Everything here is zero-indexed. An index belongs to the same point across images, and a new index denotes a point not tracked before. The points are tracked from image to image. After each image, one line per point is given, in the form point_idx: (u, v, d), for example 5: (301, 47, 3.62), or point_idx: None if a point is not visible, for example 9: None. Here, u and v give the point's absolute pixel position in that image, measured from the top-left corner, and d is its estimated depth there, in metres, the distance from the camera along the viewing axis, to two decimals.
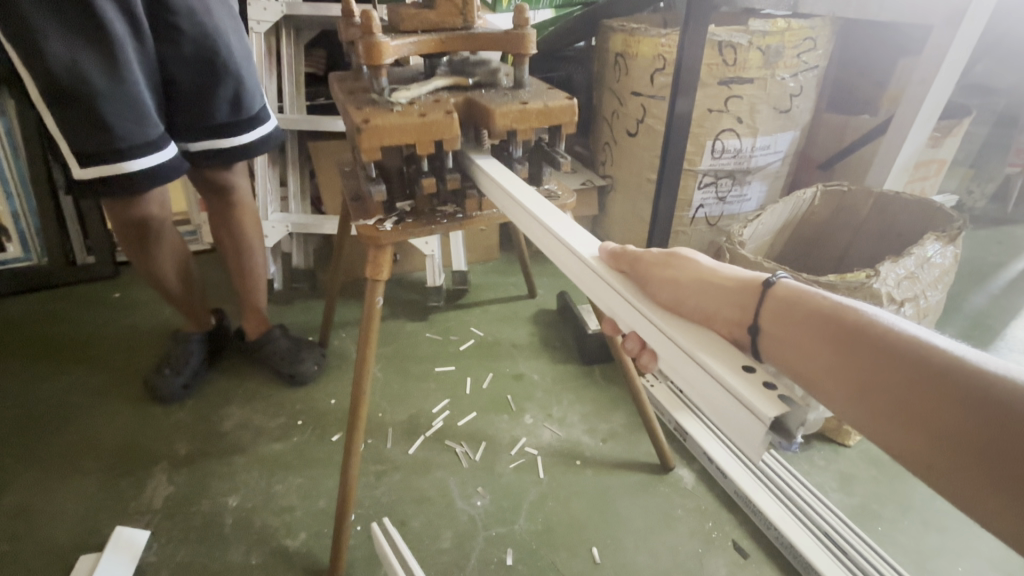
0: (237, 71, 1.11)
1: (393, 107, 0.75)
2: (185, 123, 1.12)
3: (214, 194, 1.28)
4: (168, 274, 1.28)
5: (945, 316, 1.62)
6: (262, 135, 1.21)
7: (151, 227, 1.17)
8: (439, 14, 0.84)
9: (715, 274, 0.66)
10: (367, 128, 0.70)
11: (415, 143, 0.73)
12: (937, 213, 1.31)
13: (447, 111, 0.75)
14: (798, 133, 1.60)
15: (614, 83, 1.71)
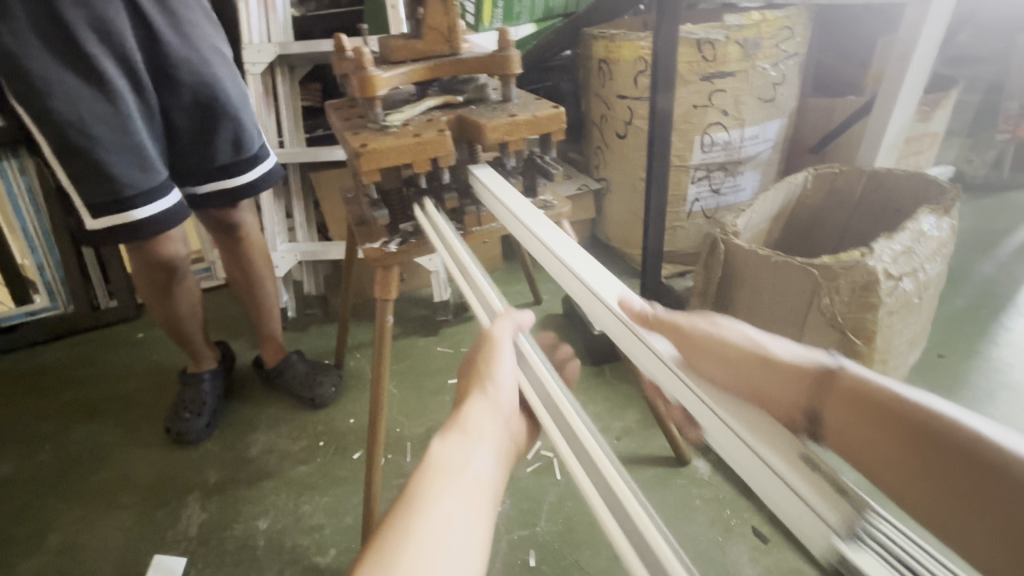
0: (235, 114, 1.18)
1: (389, 130, 0.77)
2: (188, 167, 1.20)
3: (224, 233, 1.34)
4: (188, 310, 1.33)
5: (953, 287, 1.61)
6: (263, 172, 1.27)
7: (178, 265, 1.24)
8: (427, 43, 0.86)
9: (723, 336, 0.65)
10: (366, 152, 0.72)
11: (413, 162, 0.75)
12: (930, 187, 1.32)
13: (440, 129, 0.76)
14: (785, 120, 1.62)
15: (600, 88, 1.75)
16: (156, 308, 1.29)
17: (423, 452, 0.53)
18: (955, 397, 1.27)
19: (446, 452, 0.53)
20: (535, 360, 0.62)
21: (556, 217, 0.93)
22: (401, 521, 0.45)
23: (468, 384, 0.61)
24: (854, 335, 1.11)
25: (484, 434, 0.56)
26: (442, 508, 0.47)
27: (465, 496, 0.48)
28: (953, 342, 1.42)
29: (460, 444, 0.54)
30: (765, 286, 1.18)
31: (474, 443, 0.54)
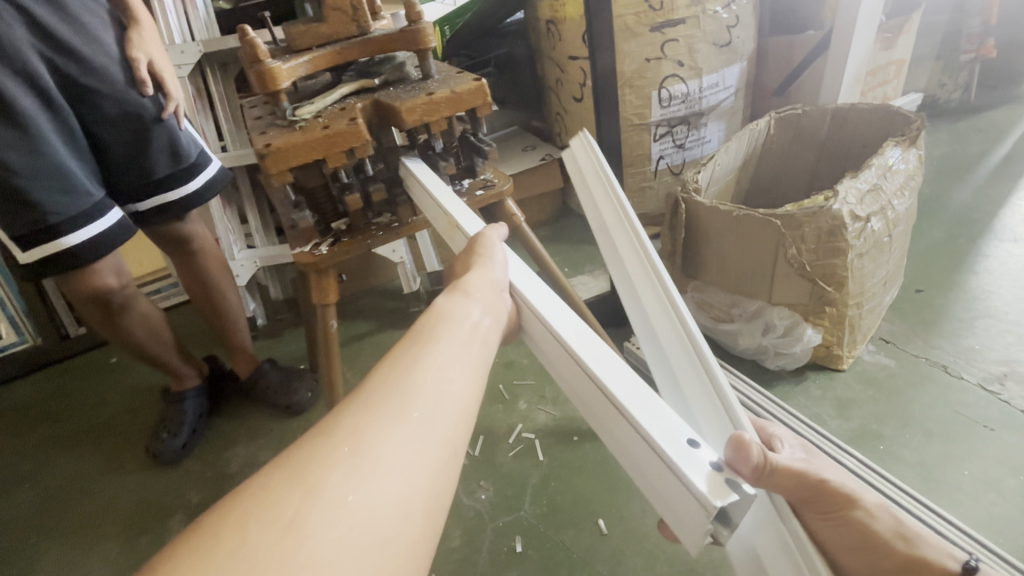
0: (165, 121, 1.08)
1: (297, 125, 0.73)
2: (125, 184, 1.10)
3: (175, 248, 1.26)
4: (144, 335, 1.28)
5: (929, 219, 1.58)
6: (208, 179, 1.17)
7: (111, 297, 1.18)
8: (332, 25, 0.80)
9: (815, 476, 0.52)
10: (271, 152, 0.69)
11: (325, 157, 0.71)
12: (895, 118, 1.27)
13: (351, 118, 0.73)
14: (744, 64, 1.55)
15: (551, 50, 1.67)
16: (109, 336, 1.24)
17: (428, 308, 0.55)
18: (934, 332, 1.25)
19: (449, 305, 0.55)
20: (521, 264, 0.68)
21: (497, 196, 0.87)
22: (405, 356, 0.46)
23: (467, 261, 0.64)
24: (823, 283, 1.09)
25: (483, 294, 0.57)
26: (444, 349, 0.48)
27: (466, 343, 0.50)
28: (931, 275, 1.39)
29: (463, 298, 0.56)
30: (731, 241, 1.14)
31: (473, 299, 0.56)
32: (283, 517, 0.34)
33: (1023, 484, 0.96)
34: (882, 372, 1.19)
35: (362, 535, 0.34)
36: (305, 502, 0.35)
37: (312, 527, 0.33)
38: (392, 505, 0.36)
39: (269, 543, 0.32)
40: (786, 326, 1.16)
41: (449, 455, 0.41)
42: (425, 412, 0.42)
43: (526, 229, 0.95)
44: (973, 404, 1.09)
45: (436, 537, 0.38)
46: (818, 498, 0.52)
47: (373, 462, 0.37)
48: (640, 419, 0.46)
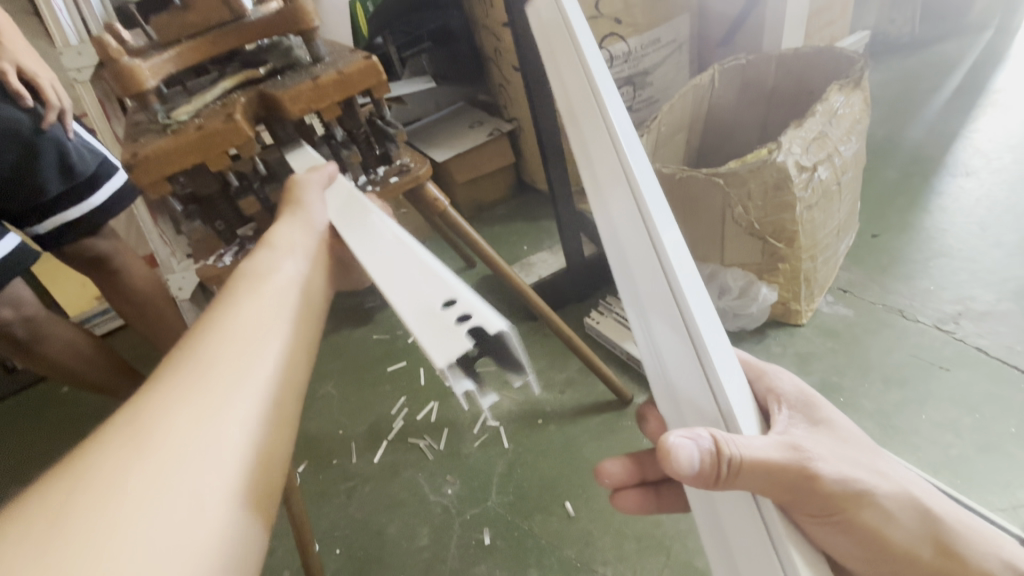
0: (50, 135, 0.99)
1: (169, 127, 0.66)
2: (18, 209, 1.01)
3: (92, 268, 1.20)
4: (72, 364, 1.22)
5: (884, 160, 1.55)
6: (112, 192, 1.11)
7: (17, 327, 1.12)
8: (200, 12, 0.72)
9: (818, 479, 0.45)
10: (139, 161, 0.62)
11: (205, 161, 0.65)
12: (840, 60, 1.22)
13: (228, 114, 0.66)
14: (685, 16, 1.48)
15: (485, 18, 1.58)
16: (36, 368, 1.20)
17: (233, 272, 0.50)
18: (891, 276, 1.24)
19: (256, 265, 0.51)
20: (394, 231, 0.59)
21: (413, 183, 0.82)
22: (200, 325, 0.43)
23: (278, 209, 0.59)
24: (774, 240, 1.07)
25: (294, 243, 0.54)
26: (247, 312, 0.45)
27: (278, 301, 0.47)
28: (886, 218, 1.38)
29: (268, 256, 0.52)
30: (678, 205, 1.10)
31: (286, 253, 0.53)
32: (42, 516, 0.30)
33: (979, 422, 0.96)
34: (841, 323, 1.17)
35: (157, 508, 0.32)
36: (66, 497, 0.31)
37: (82, 513, 0.30)
38: (199, 478, 0.34)
39: (28, 542, 0.29)
40: (741, 287, 1.14)
41: (276, 405, 0.41)
42: (227, 373, 0.40)
43: (452, 212, 0.90)
44: (929, 345, 1.09)
45: (270, 483, 0.39)
46: (822, 503, 0.45)
47: (166, 442, 0.35)
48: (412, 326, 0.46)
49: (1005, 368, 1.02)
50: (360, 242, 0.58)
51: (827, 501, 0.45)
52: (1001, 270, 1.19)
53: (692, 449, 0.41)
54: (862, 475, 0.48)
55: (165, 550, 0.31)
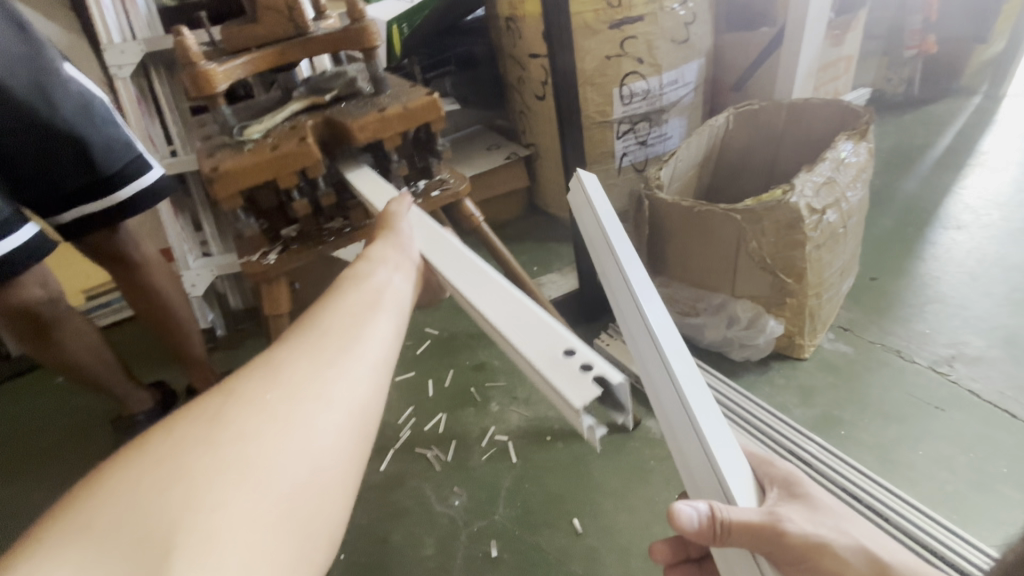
0: (81, 130, 1.01)
1: (244, 146, 0.71)
2: (45, 196, 1.05)
3: (113, 263, 1.21)
4: (82, 355, 1.23)
5: (881, 209, 1.64)
6: (138, 188, 1.12)
7: (41, 313, 1.13)
8: (267, 26, 0.76)
9: (783, 532, 0.50)
10: (218, 176, 0.67)
11: (276, 179, 0.70)
12: (846, 113, 1.31)
13: (300, 138, 0.71)
14: (702, 61, 1.57)
15: (512, 48, 1.65)
16: (43, 356, 1.20)
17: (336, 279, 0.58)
18: (888, 318, 1.30)
19: (360, 271, 0.58)
20: (450, 241, 0.70)
21: (453, 197, 0.86)
22: (317, 308, 0.51)
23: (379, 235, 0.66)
24: (784, 275, 1.12)
25: (387, 257, 0.61)
26: (354, 301, 0.52)
27: (378, 295, 0.54)
28: (883, 263, 1.45)
29: (369, 265, 0.59)
30: (694, 237, 1.16)
31: (382, 264, 0.60)
32: (206, 417, 0.38)
33: (973, 461, 1.00)
34: (841, 359, 1.23)
35: (284, 430, 0.38)
36: (224, 405, 0.39)
37: (232, 420, 0.38)
38: (315, 415, 0.40)
39: (195, 431, 0.37)
40: (749, 318, 1.18)
41: (376, 373, 0.46)
42: (339, 343, 0.47)
43: (486, 229, 0.94)
44: (925, 386, 1.14)
45: (366, 437, 0.43)
46: (790, 552, 0.50)
47: (293, 379, 0.42)
48: (528, 353, 0.54)
49: (996, 412, 1.07)
50: (446, 261, 0.67)
51: (800, 555, 0.51)
52: (990, 319, 1.26)
53: (687, 512, 0.49)
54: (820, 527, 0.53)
55: (289, 464, 0.37)
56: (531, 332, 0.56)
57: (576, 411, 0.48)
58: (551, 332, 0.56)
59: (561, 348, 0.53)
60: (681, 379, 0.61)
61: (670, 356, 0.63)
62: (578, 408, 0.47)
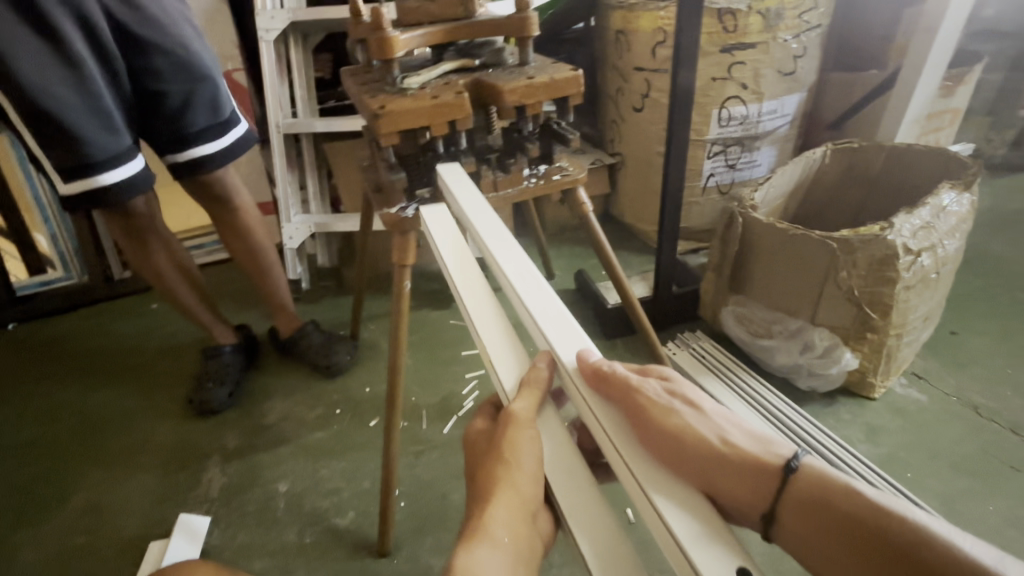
0: (212, 78, 1.15)
1: (406, 92, 0.80)
2: (164, 134, 1.15)
3: (215, 204, 1.30)
4: (172, 276, 1.34)
5: (968, 265, 1.61)
6: (239, 136, 1.23)
7: (149, 227, 1.25)
8: (442, 6, 0.87)
9: (634, 388, 0.57)
10: (384, 114, 0.76)
11: (430, 125, 0.78)
12: (952, 161, 1.29)
13: (457, 92, 0.80)
14: (804, 94, 1.59)
15: (616, 60, 1.71)
16: (140, 272, 1.31)
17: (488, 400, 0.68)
18: (967, 373, 1.28)
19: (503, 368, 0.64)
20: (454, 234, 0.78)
21: (571, 183, 0.94)
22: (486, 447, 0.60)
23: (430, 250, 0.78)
24: (869, 309, 1.13)
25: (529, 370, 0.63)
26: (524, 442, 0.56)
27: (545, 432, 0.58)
28: (966, 319, 1.43)
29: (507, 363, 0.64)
30: (782, 259, 1.19)
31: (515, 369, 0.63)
32: None
33: None
34: (913, 405, 1.22)
35: None
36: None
37: None
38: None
39: None
40: (825, 347, 1.19)
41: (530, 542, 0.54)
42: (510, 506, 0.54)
43: (592, 220, 1.00)
44: (1001, 445, 1.12)
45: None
46: (634, 405, 0.57)
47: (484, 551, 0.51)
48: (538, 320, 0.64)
49: None
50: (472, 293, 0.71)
51: (646, 407, 0.57)
52: None
53: (593, 356, 0.60)
54: (665, 391, 0.60)
55: None
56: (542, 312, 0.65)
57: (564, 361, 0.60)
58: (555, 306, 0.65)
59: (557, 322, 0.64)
60: (539, 320, 0.63)
61: (524, 295, 0.66)
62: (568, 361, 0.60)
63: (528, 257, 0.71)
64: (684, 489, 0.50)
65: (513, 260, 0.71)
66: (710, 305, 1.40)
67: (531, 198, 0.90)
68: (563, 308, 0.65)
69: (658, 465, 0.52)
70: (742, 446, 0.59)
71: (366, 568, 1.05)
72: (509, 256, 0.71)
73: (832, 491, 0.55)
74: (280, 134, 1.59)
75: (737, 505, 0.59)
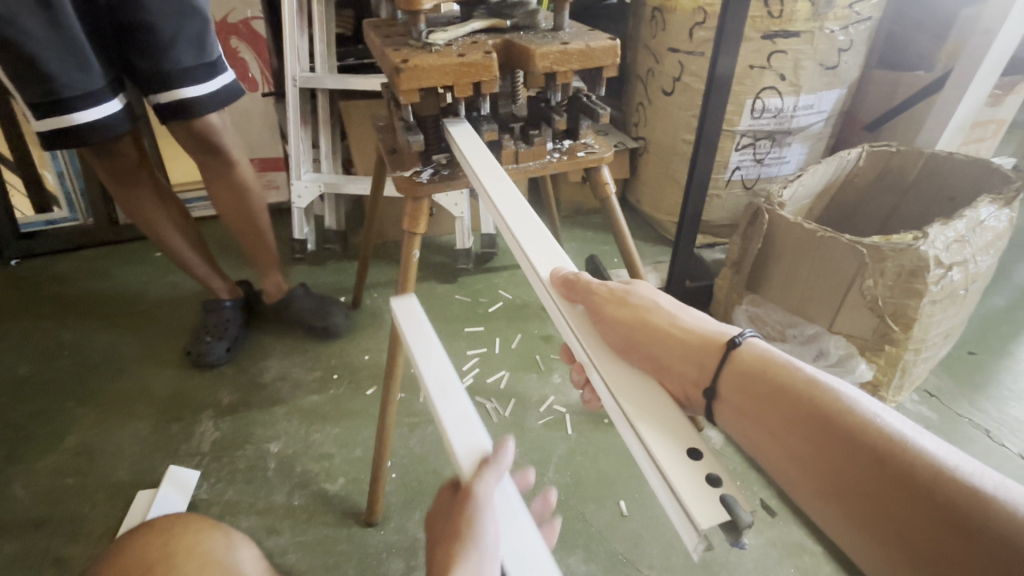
0: (198, 14, 1.07)
1: (431, 48, 0.75)
2: (143, 70, 1.09)
3: (211, 157, 1.24)
4: (162, 223, 1.29)
5: (991, 285, 1.56)
6: (225, 82, 1.17)
7: (136, 169, 1.21)
8: None
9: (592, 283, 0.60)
10: (407, 68, 0.70)
11: (453, 85, 0.73)
12: (993, 173, 1.23)
13: (485, 51, 0.74)
14: (844, 91, 1.52)
15: (650, 39, 1.64)
16: (130, 215, 1.26)
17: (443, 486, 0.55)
18: (981, 394, 1.24)
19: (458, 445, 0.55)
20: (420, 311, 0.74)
21: (596, 162, 0.89)
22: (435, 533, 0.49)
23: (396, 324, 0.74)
24: (891, 321, 1.08)
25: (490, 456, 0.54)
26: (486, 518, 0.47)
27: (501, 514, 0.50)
28: (985, 340, 1.38)
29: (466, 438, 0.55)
30: (806, 260, 1.15)
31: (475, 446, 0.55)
32: None
33: None
34: (923, 422, 1.18)
35: None
36: None
37: None
38: None
39: None
40: (840, 356, 1.15)
41: None
42: None
43: (615, 203, 0.95)
44: (1010, 470, 1.09)
45: None
46: (592, 301, 0.59)
47: None
48: (523, 244, 0.65)
49: None
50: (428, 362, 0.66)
51: (606, 305, 0.59)
52: None
53: (566, 270, 0.62)
54: (626, 290, 0.62)
55: None
56: (532, 242, 0.66)
57: (542, 277, 0.62)
58: (540, 229, 0.67)
59: (543, 246, 0.66)
60: (522, 242, 0.66)
61: (509, 221, 0.67)
62: (544, 276, 0.62)
63: (534, 213, 0.69)
64: (631, 372, 0.52)
65: (503, 192, 0.71)
66: (722, 303, 1.36)
67: (553, 174, 0.85)
68: (558, 248, 0.66)
69: (610, 352, 0.56)
70: (694, 333, 0.58)
71: (353, 536, 1.04)
72: (502, 192, 0.70)
73: (778, 365, 0.51)
74: (296, 88, 1.53)
75: (686, 392, 0.58)
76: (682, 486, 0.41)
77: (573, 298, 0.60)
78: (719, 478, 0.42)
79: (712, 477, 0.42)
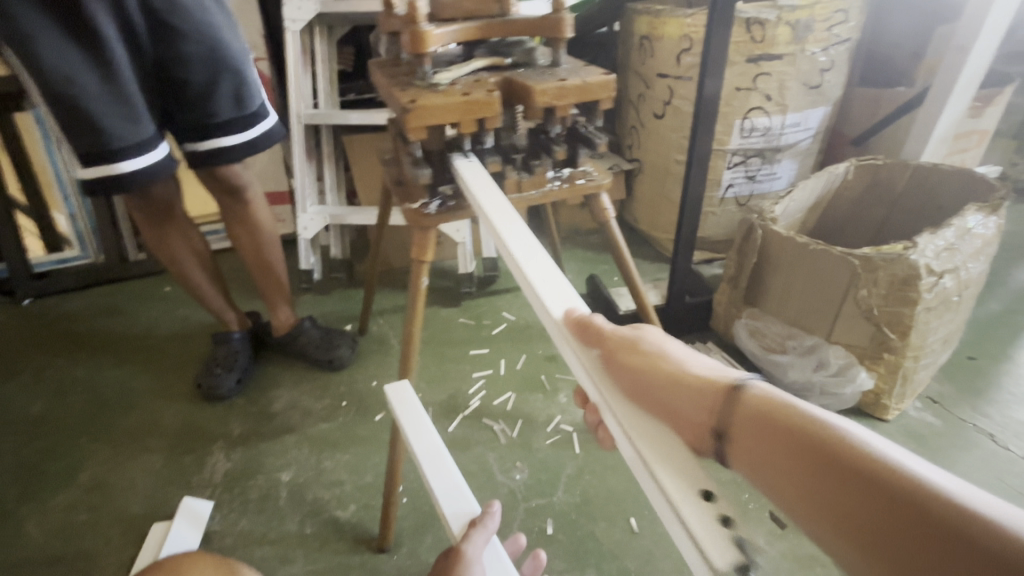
0: (237, 69, 1.11)
1: (437, 88, 0.80)
2: (184, 121, 1.14)
3: (227, 197, 1.29)
4: (185, 259, 1.33)
5: (987, 290, 1.58)
6: (263, 131, 1.20)
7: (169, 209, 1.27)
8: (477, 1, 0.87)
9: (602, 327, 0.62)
10: (414, 108, 0.75)
11: (460, 121, 0.78)
12: (979, 182, 1.27)
13: (488, 90, 0.79)
14: (829, 109, 1.58)
15: (640, 65, 1.70)
16: (155, 249, 1.30)
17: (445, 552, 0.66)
18: (983, 399, 1.25)
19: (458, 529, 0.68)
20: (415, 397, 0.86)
21: (595, 187, 0.93)
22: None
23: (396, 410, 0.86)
24: (887, 329, 1.10)
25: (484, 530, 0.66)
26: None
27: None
28: (984, 345, 1.40)
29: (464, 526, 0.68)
30: (802, 272, 1.18)
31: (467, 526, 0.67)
32: None
33: None
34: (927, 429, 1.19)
35: None
36: None
37: None
38: None
39: None
40: (840, 366, 1.16)
41: None
42: None
43: (614, 226, 0.98)
44: (1016, 473, 1.10)
45: None
46: (602, 343, 0.61)
47: None
48: (536, 286, 0.69)
49: None
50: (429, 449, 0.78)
51: (615, 346, 0.61)
52: None
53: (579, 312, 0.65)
54: (636, 330, 0.63)
55: None
56: (544, 282, 0.69)
57: (555, 318, 0.65)
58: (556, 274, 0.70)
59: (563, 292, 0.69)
60: (534, 283, 0.69)
61: (524, 263, 0.71)
62: (557, 317, 0.65)
63: (546, 255, 0.73)
64: (641, 414, 0.54)
65: (516, 235, 0.74)
66: (723, 317, 1.39)
67: (554, 200, 0.90)
68: (571, 289, 0.69)
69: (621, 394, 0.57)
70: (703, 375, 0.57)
71: (366, 562, 1.05)
72: (518, 237, 0.74)
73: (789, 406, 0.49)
74: (301, 124, 1.59)
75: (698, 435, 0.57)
76: (698, 529, 0.43)
77: (584, 341, 0.62)
78: (731, 519, 0.44)
79: (723, 518, 0.45)
